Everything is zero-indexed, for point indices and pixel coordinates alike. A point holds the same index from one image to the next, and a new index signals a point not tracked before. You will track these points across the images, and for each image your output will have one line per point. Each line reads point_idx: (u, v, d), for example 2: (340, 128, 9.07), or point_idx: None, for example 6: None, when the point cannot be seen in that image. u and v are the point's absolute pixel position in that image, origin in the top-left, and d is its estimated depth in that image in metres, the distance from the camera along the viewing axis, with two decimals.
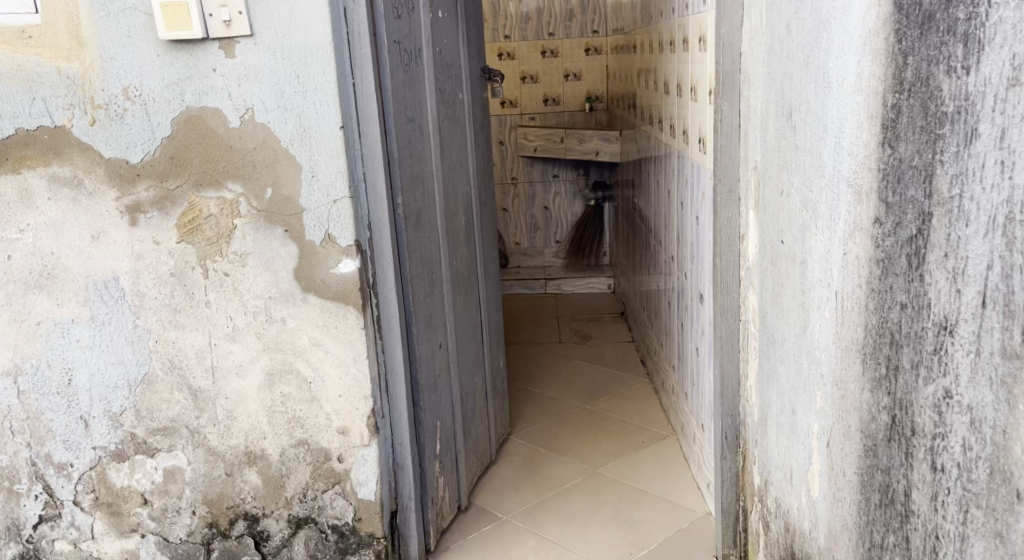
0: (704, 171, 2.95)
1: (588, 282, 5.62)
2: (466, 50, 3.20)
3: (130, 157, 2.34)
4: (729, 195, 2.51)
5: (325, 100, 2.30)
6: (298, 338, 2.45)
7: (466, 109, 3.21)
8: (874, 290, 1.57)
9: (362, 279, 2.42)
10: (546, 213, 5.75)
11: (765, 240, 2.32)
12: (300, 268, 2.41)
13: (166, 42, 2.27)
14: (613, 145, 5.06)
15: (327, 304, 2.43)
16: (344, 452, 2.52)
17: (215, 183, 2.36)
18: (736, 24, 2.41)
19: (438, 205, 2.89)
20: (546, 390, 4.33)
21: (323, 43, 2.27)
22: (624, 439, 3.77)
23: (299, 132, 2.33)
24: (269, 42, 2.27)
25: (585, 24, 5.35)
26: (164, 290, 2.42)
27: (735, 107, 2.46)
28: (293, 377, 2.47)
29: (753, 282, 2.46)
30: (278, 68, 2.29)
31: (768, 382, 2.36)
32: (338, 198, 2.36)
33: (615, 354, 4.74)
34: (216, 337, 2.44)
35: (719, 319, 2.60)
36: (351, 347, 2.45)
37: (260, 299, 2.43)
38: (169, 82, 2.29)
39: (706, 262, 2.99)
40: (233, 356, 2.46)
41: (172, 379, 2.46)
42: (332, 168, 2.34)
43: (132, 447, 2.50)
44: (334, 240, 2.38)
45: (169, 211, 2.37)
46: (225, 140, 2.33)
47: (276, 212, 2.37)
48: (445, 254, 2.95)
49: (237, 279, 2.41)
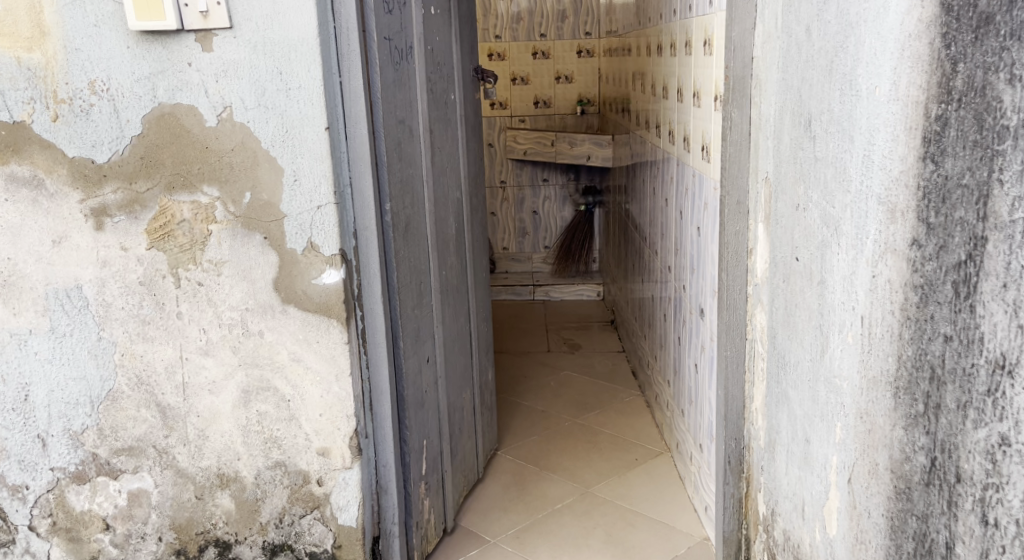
0: (707, 181, 2.81)
1: (577, 290, 5.45)
2: (458, 48, 3.05)
3: (96, 157, 2.17)
4: (737, 207, 2.37)
5: (310, 100, 2.15)
6: (276, 353, 2.29)
7: (457, 110, 3.06)
8: (909, 318, 1.44)
9: (347, 290, 2.27)
10: (535, 218, 5.63)
11: (777, 257, 2.19)
12: (279, 278, 2.25)
13: (138, 34, 2.11)
14: (605, 150, 4.89)
15: (309, 317, 2.27)
16: (324, 475, 2.36)
17: (189, 186, 2.20)
18: (748, 27, 2.26)
19: (428, 212, 2.75)
20: (535, 403, 4.18)
21: (308, 38, 2.12)
22: (616, 456, 3.63)
23: (281, 133, 2.17)
24: (250, 36, 2.12)
25: (578, 25, 5.22)
26: (131, 300, 2.25)
27: (745, 114, 2.31)
28: (270, 395, 2.32)
29: (761, 298, 2.33)
30: (259, 64, 2.13)
31: (777, 406, 2.23)
32: (322, 203, 2.20)
33: (606, 365, 4.60)
34: (187, 351, 2.29)
35: (724, 337, 2.46)
36: (334, 363, 2.30)
37: (236, 311, 2.27)
38: (140, 77, 2.13)
39: (708, 274, 2.86)
40: (205, 372, 2.30)
41: (139, 396, 2.30)
42: (316, 172, 2.19)
43: (93, 469, 2.33)
44: (317, 249, 2.23)
45: (138, 215, 2.21)
46: (200, 140, 2.17)
47: (255, 218, 2.22)
48: (434, 263, 2.80)
49: (211, 289, 2.25)
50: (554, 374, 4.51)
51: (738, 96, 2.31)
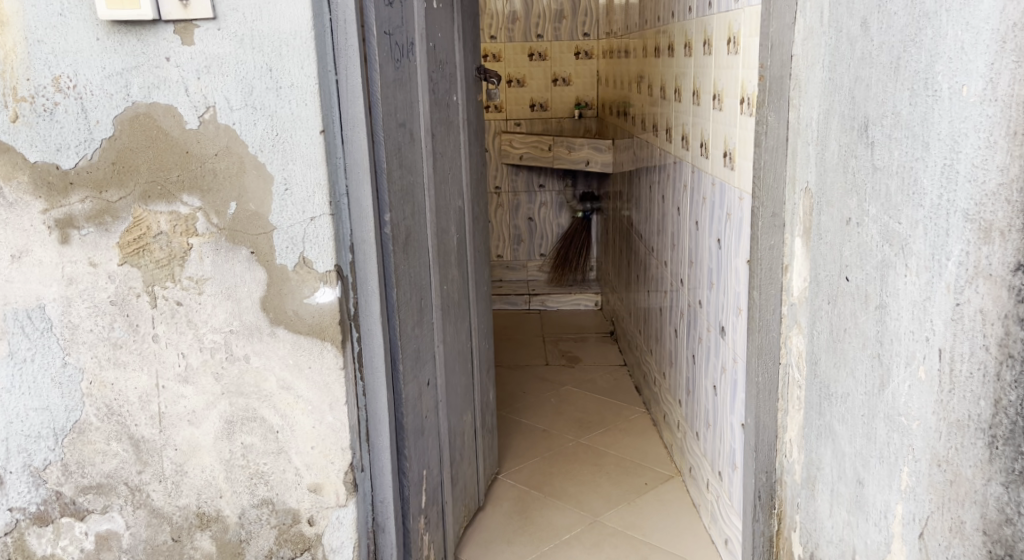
0: (730, 190, 2.60)
1: (575, 300, 5.24)
2: (461, 45, 2.83)
3: (61, 162, 1.94)
4: (772, 219, 2.16)
5: (303, 100, 1.93)
6: (264, 380, 2.07)
7: (460, 112, 2.85)
8: (1012, 356, 1.31)
9: (342, 310, 2.05)
10: (531, 225, 5.42)
11: (819, 275, 1.97)
12: (268, 297, 2.03)
13: (109, 24, 1.89)
14: (605, 154, 4.66)
15: (300, 340, 2.05)
16: (316, 514, 2.13)
17: (166, 194, 1.97)
18: (787, 22, 2.05)
19: (429, 223, 2.55)
20: (535, 421, 3.96)
21: (301, 31, 1.90)
22: (625, 480, 3.42)
23: (271, 135, 1.95)
24: (236, 29, 1.90)
25: (576, 26, 5.00)
26: (101, 322, 2.02)
27: (783, 119, 2.10)
28: (257, 426, 2.09)
29: (798, 320, 2.12)
30: (247, 60, 1.91)
31: (817, 440, 2.01)
32: (316, 214, 1.99)
33: (608, 380, 4.38)
34: (164, 379, 2.05)
35: (756, 363, 2.25)
36: (328, 391, 2.08)
37: (219, 333, 2.04)
38: (111, 73, 1.90)
39: (730, 289, 2.65)
40: (184, 402, 2.07)
41: (109, 428, 2.07)
42: (309, 179, 1.97)
43: (57, 509, 2.10)
44: (309, 265, 2.01)
45: (109, 227, 1.98)
46: (179, 144, 1.94)
47: (241, 230, 1.99)
48: (434, 277, 2.60)
49: (191, 310, 2.03)
50: (554, 389, 4.29)
51: (775, 97, 2.10)
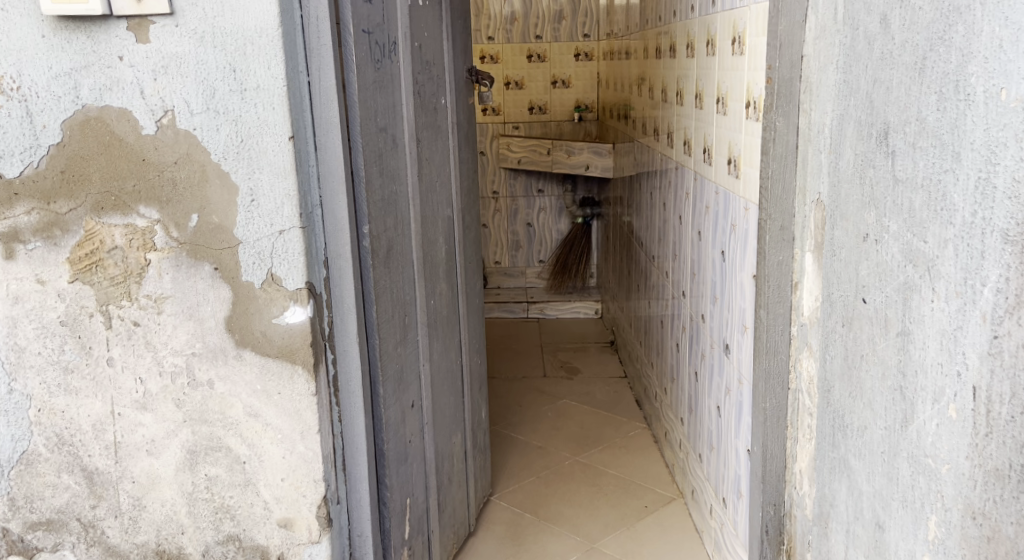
0: (735, 200, 2.43)
1: (574, 308, 5.07)
2: (450, 45, 2.67)
3: (4, 171, 1.79)
4: (780, 233, 2.00)
5: (270, 103, 1.77)
6: (229, 407, 1.91)
7: (449, 115, 2.69)
8: None
9: (314, 331, 1.89)
10: (529, 230, 5.26)
11: (832, 295, 1.81)
12: (233, 317, 1.87)
13: (56, 21, 1.74)
14: (605, 159, 4.48)
15: (269, 363, 1.89)
16: (287, 551, 1.97)
17: (121, 206, 1.81)
18: (796, 20, 1.89)
19: (414, 234, 2.39)
20: (531, 437, 3.79)
21: (267, 28, 1.74)
22: (624, 502, 3.26)
23: (235, 142, 1.79)
24: (196, 25, 1.74)
25: (576, 26, 4.84)
26: (50, 344, 1.87)
27: (792, 124, 1.94)
28: (222, 456, 1.93)
29: (809, 342, 1.96)
30: (208, 59, 1.75)
31: (830, 473, 1.85)
32: (285, 227, 1.83)
33: (608, 393, 4.21)
34: (120, 406, 1.90)
35: (764, 388, 2.08)
36: (299, 419, 1.91)
37: (180, 356, 1.88)
38: (58, 73, 1.75)
39: (735, 304, 2.49)
40: (142, 430, 1.91)
41: (60, 459, 1.91)
42: (278, 190, 1.81)
43: (4, 546, 1.96)
44: (278, 283, 1.85)
45: (58, 241, 1.82)
46: (134, 151, 1.79)
47: (203, 245, 1.83)
48: (419, 292, 2.45)
49: (149, 330, 1.87)
50: (552, 403, 4.12)
51: (784, 102, 1.93)
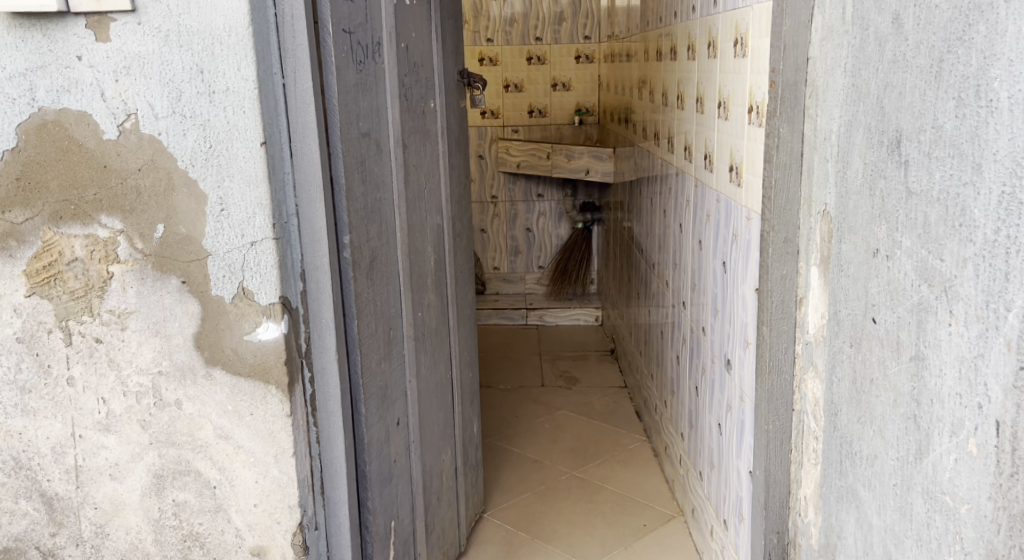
0: (737, 209, 2.32)
1: (574, 314, 4.96)
2: (440, 46, 2.56)
3: None
4: (784, 246, 1.88)
5: (240, 107, 1.66)
6: (198, 428, 1.80)
7: (439, 119, 2.57)
8: None
9: (288, 348, 1.78)
10: (528, 235, 5.14)
11: (839, 313, 1.70)
12: (202, 333, 1.76)
13: (10, 18, 1.64)
14: (606, 163, 4.37)
15: (240, 382, 1.77)
16: None
17: (81, 215, 1.70)
18: (802, 22, 1.78)
19: (400, 243, 2.28)
20: (527, 450, 3.68)
21: (237, 27, 1.63)
22: (621, 520, 3.14)
23: (203, 147, 1.68)
24: (159, 23, 1.63)
25: (576, 28, 4.74)
26: (7, 362, 1.77)
27: (797, 131, 1.82)
28: (191, 481, 1.82)
29: (814, 361, 1.85)
30: (173, 59, 1.64)
31: (837, 502, 1.74)
32: (257, 238, 1.72)
33: (607, 404, 4.10)
34: (81, 428, 1.79)
35: (767, 409, 1.97)
36: (273, 441, 1.80)
37: (146, 376, 1.77)
38: (12, 74, 1.66)
39: (737, 317, 2.37)
40: (106, 453, 1.80)
41: (18, 484, 1.82)
42: (249, 199, 1.70)
43: None
44: (250, 297, 1.74)
45: (15, 253, 1.72)
46: (95, 157, 1.68)
47: (170, 257, 1.72)
48: (406, 304, 2.33)
49: (112, 348, 1.76)
50: (549, 414, 4.01)
51: (788, 107, 1.82)
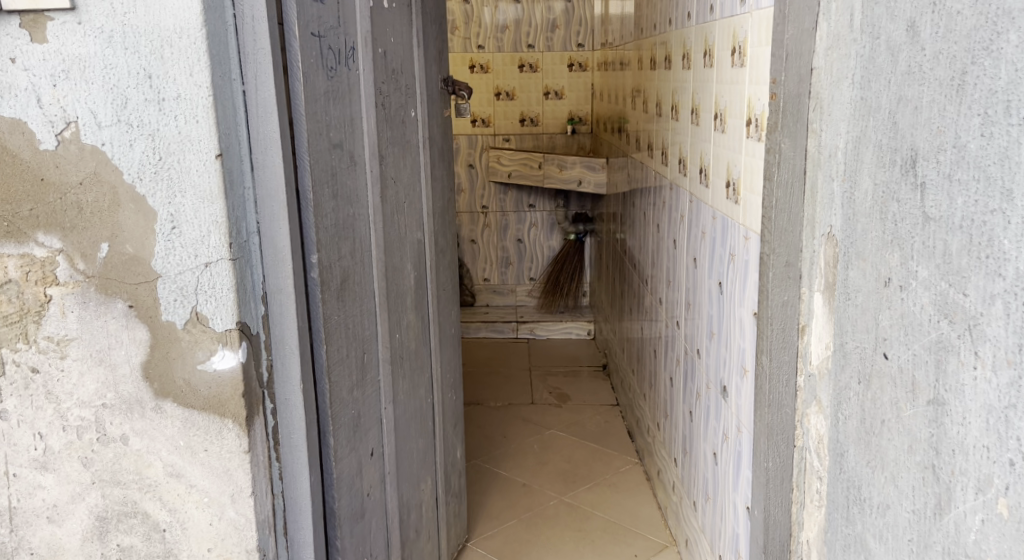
0: (734, 228, 2.17)
1: (565, 328, 4.81)
2: (421, 52, 2.42)
3: None
4: (785, 271, 1.73)
5: (193, 115, 1.52)
6: (146, 466, 1.64)
7: (420, 129, 2.43)
8: None
9: (247, 378, 1.62)
10: (519, 247, 4.99)
11: (845, 345, 1.55)
12: (150, 363, 1.61)
13: None
14: (598, 174, 4.22)
15: (193, 416, 1.63)
16: None
17: (15, 233, 1.56)
18: (807, 29, 1.63)
19: (375, 261, 2.13)
20: (514, 473, 3.53)
21: (189, 28, 1.49)
22: (611, 550, 2.99)
23: (153, 159, 1.53)
24: (102, 23, 1.49)
25: (569, 36, 4.59)
26: None
27: (801, 148, 1.68)
28: (138, 524, 1.67)
29: (818, 395, 1.70)
30: (118, 63, 1.50)
31: (843, 551, 1.59)
32: (212, 258, 1.57)
33: (598, 423, 3.95)
34: (17, 466, 1.65)
35: (767, 446, 1.82)
36: (228, 480, 1.65)
37: (88, 409, 1.62)
38: None
39: (734, 342, 2.22)
40: (42, 494, 1.65)
41: None
42: (203, 216, 1.55)
43: None
44: (204, 323, 1.59)
45: None
46: (31, 169, 1.54)
47: (114, 278, 1.57)
48: (382, 325, 2.18)
49: (51, 379, 1.61)
50: (538, 434, 3.86)
51: (789, 122, 1.67)
